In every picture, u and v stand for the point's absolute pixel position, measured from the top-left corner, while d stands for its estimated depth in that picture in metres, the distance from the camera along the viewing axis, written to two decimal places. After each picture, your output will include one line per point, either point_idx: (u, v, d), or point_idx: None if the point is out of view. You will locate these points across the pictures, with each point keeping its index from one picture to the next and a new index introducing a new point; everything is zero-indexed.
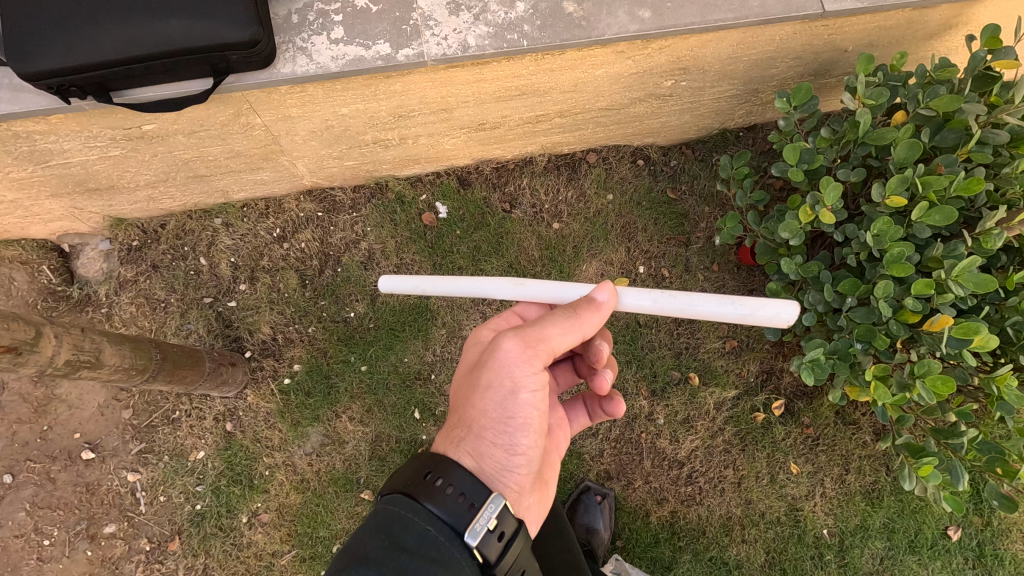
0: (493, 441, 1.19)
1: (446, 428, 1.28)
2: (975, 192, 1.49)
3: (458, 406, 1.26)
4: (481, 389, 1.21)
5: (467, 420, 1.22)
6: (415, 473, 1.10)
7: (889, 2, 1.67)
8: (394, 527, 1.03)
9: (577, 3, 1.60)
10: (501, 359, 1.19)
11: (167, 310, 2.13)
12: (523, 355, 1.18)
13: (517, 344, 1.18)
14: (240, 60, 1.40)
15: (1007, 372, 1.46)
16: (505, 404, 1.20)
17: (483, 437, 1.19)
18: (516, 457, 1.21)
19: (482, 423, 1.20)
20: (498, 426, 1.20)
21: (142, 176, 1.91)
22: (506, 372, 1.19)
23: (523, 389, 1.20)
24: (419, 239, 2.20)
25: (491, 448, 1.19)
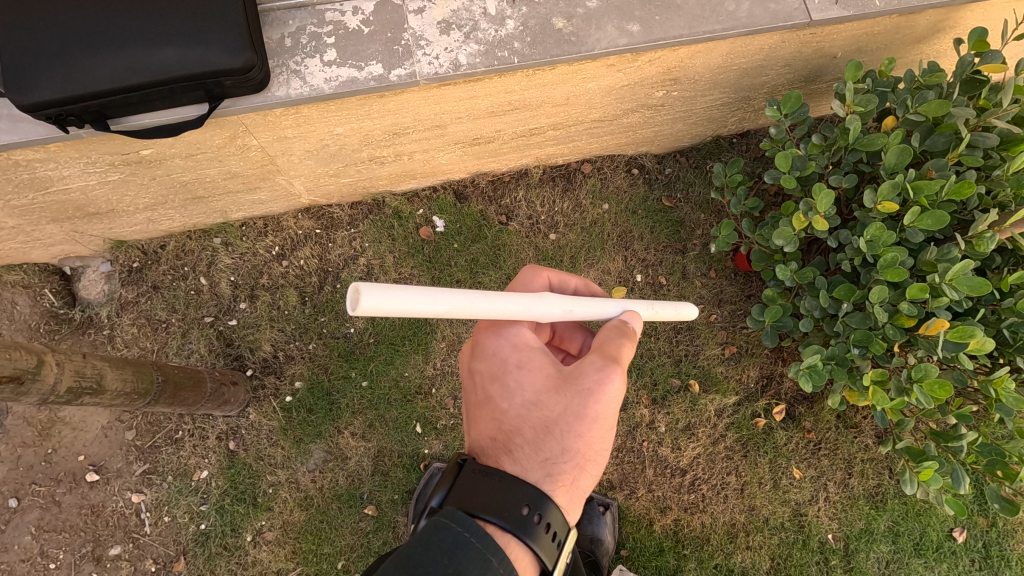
0: (587, 474, 1.14)
1: (528, 455, 1.11)
2: (966, 196, 1.50)
3: (553, 434, 1.11)
4: (586, 423, 1.11)
5: (565, 454, 1.11)
6: (497, 495, 1.03)
7: (876, 10, 1.68)
8: (463, 551, 0.94)
9: (566, 19, 1.61)
10: (612, 396, 1.12)
11: (169, 331, 2.15)
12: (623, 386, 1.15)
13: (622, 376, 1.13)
14: (235, 86, 1.42)
15: (1005, 375, 1.47)
16: (603, 437, 1.14)
17: (581, 471, 1.12)
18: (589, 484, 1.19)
19: (581, 456, 1.12)
20: (596, 459, 1.14)
21: (141, 199, 1.93)
22: (612, 405, 1.13)
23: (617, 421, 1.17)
24: (416, 254, 2.22)
25: (587, 482, 1.14)
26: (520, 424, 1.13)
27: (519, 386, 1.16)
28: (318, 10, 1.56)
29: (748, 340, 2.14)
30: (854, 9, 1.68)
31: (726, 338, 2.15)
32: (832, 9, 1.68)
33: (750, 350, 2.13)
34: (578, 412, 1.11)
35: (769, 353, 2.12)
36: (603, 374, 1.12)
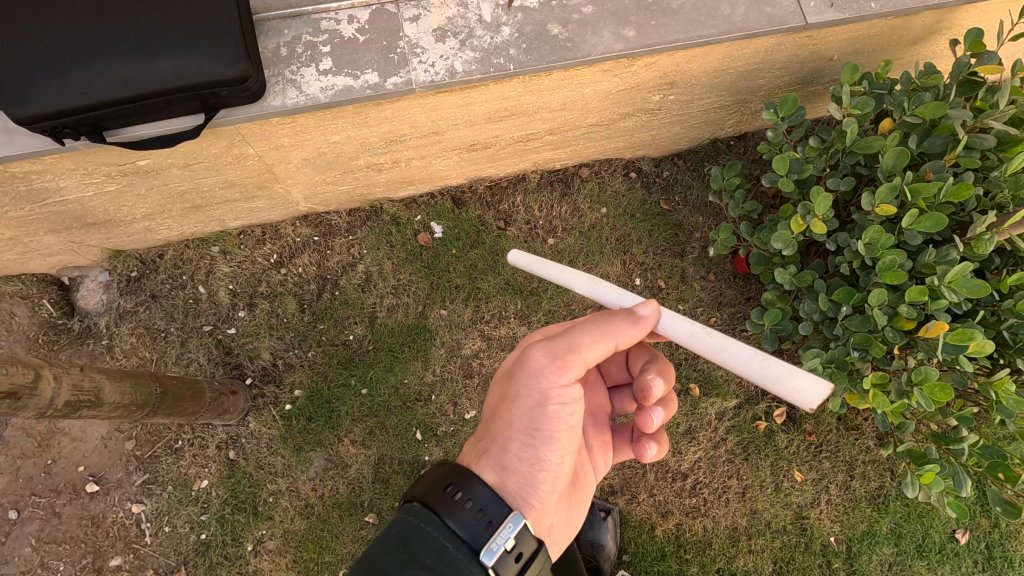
0: (517, 455, 1.20)
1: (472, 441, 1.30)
2: (964, 198, 1.50)
3: (488, 416, 1.28)
4: (509, 401, 1.23)
5: (494, 431, 1.23)
6: (436, 482, 1.08)
7: (871, 12, 1.68)
8: (411, 540, 1.01)
9: (562, 25, 1.61)
10: (529, 369, 1.23)
11: (168, 340, 2.15)
12: (551, 365, 1.21)
13: (546, 355, 1.23)
14: (231, 96, 1.42)
15: (1005, 377, 1.46)
16: (532, 416, 1.21)
17: (508, 450, 1.20)
18: (541, 473, 1.21)
19: (507, 434, 1.21)
20: (524, 437, 1.21)
21: (138, 209, 1.93)
22: (533, 382, 1.21)
23: (551, 401, 1.21)
24: (415, 260, 2.21)
25: (516, 462, 1.19)
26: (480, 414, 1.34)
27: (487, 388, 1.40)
28: (313, 19, 1.56)
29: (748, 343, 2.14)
30: (850, 12, 1.68)
31: None
32: (828, 12, 1.68)
33: None
34: (506, 393, 1.25)
35: None
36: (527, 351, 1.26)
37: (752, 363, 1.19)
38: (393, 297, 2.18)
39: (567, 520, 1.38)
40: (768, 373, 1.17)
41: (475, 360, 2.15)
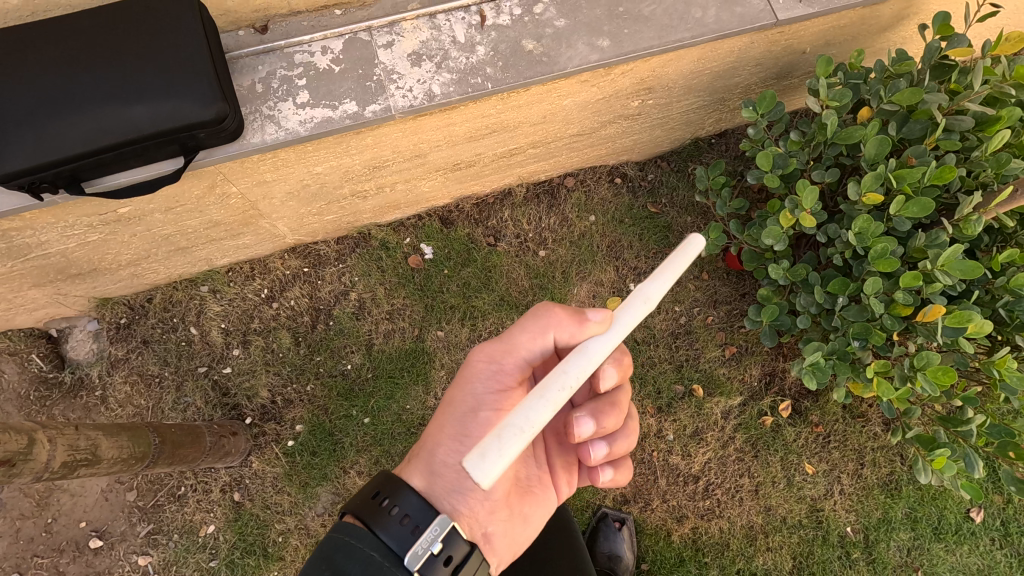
0: (448, 459, 1.17)
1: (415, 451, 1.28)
2: (949, 180, 1.50)
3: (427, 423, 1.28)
4: (446, 406, 1.24)
5: (430, 436, 1.22)
6: (364, 492, 1.06)
7: (839, 4, 1.70)
8: (337, 554, 0.98)
9: (536, 40, 1.62)
10: (467, 375, 1.24)
11: (163, 385, 2.11)
12: (493, 371, 1.23)
13: (483, 360, 1.23)
14: (209, 137, 1.40)
15: (1006, 355, 1.47)
16: (467, 419, 1.20)
17: (441, 454, 1.18)
18: (472, 480, 1.16)
19: (442, 438, 1.20)
20: (456, 440, 1.18)
21: (123, 255, 1.90)
22: (472, 386, 1.22)
23: (486, 403, 1.20)
24: (407, 283, 2.20)
25: (442, 466, 1.16)
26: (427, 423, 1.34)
27: None
28: (287, 53, 1.55)
29: (746, 339, 2.14)
30: (819, 5, 1.69)
31: (725, 339, 2.15)
32: (797, 7, 1.69)
33: (750, 348, 2.13)
34: (448, 401, 1.26)
35: (769, 350, 2.12)
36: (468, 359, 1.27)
37: (516, 423, 0.83)
38: (389, 322, 2.16)
39: (511, 535, 1.25)
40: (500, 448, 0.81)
41: None
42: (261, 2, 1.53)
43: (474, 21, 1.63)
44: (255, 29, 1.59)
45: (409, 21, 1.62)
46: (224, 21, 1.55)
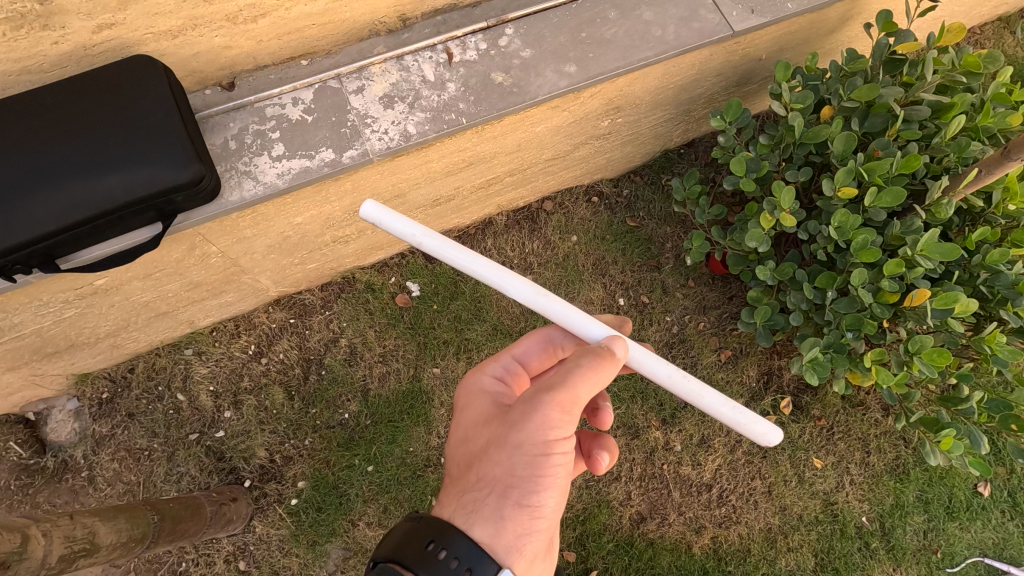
0: (516, 504, 1.06)
1: (452, 489, 1.14)
2: (916, 168, 1.56)
3: (471, 464, 1.13)
4: (505, 449, 1.09)
5: (488, 480, 1.09)
6: (417, 539, 1.03)
7: (790, 11, 1.76)
8: None
9: (504, 72, 1.64)
10: (530, 420, 1.07)
11: (153, 457, 2.03)
12: (553, 415, 1.06)
13: (554, 408, 1.06)
14: (186, 200, 1.37)
15: (994, 330, 1.51)
16: (535, 463, 1.06)
17: (506, 499, 1.07)
18: (540, 522, 1.09)
19: (506, 482, 1.07)
20: (525, 485, 1.06)
21: (101, 328, 1.83)
22: (535, 429, 1.06)
23: (556, 449, 1.07)
24: (397, 323, 2.17)
25: (513, 514, 1.06)
26: (458, 455, 1.18)
27: (458, 424, 1.23)
28: (257, 108, 1.54)
29: (739, 341, 2.17)
30: (771, 14, 1.75)
31: (719, 343, 2.18)
32: (751, 18, 1.75)
33: (744, 350, 2.17)
34: (502, 438, 1.10)
35: (763, 350, 2.16)
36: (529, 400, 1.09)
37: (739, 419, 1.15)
38: (383, 365, 2.13)
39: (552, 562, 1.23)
40: (738, 417, 1.14)
41: None
42: (226, 59, 1.52)
43: (441, 59, 1.65)
44: (223, 87, 1.58)
45: (377, 65, 1.62)
46: (190, 82, 1.54)
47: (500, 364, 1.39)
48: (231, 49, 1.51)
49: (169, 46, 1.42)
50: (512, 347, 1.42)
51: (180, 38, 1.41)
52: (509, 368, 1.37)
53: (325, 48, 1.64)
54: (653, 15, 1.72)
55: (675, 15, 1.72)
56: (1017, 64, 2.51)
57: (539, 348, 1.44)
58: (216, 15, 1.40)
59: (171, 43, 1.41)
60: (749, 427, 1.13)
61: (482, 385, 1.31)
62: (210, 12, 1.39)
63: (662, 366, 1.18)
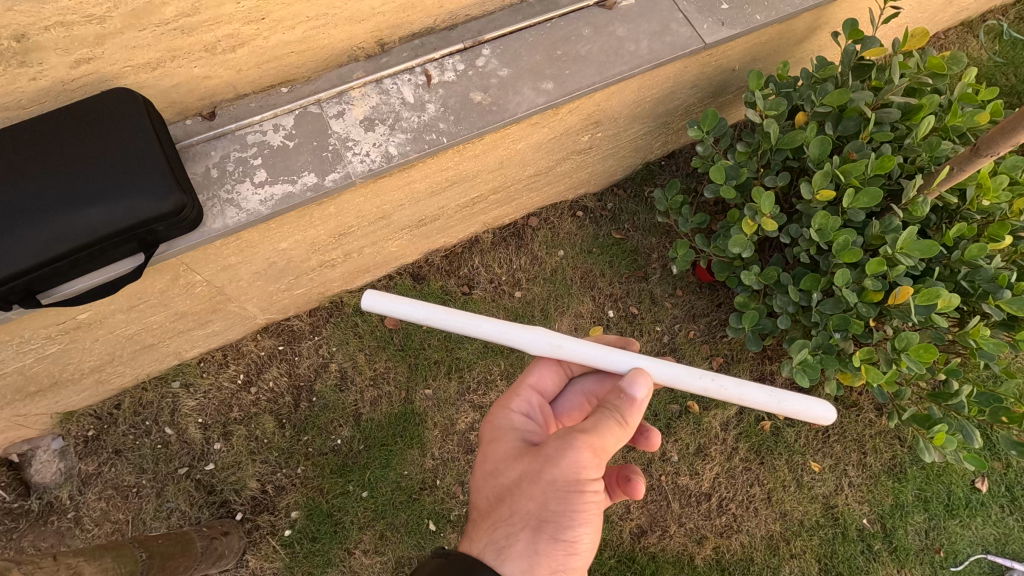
0: (550, 538, 1.13)
1: (485, 523, 1.20)
2: (890, 169, 1.60)
3: (504, 501, 1.19)
4: (540, 488, 1.14)
5: (521, 516, 1.14)
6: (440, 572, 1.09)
7: (759, 22, 1.81)
8: None
9: (483, 92, 1.66)
10: (565, 461, 1.13)
11: (142, 494, 1.98)
12: (586, 457, 1.12)
13: (587, 451, 1.12)
14: (168, 229, 1.36)
15: (977, 324, 1.54)
16: (570, 503, 1.12)
17: (540, 535, 1.13)
18: (573, 556, 1.15)
19: (540, 518, 1.13)
20: (559, 522, 1.12)
21: (86, 363, 1.80)
22: (569, 470, 1.12)
23: (590, 489, 1.12)
24: (387, 345, 2.15)
25: (547, 550, 1.12)
26: (489, 491, 1.24)
27: (488, 460, 1.29)
28: (238, 135, 1.55)
29: (730, 348, 2.18)
30: (741, 26, 1.80)
31: (710, 351, 2.19)
32: (722, 30, 1.79)
33: (735, 356, 2.17)
34: (535, 475, 1.16)
35: (754, 355, 2.17)
36: (563, 441, 1.14)
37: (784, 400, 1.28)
38: (374, 388, 2.11)
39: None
40: (785, 405, 1.28)
41: (472, 432, 2.07)
42: (206, 89, 1.54)
43: (420, 81, 1.67)
44: (204, 117, 1.59)
45: (356, 89, 1.64)
46: (171, 113, 1.54)
47: (522, 400, 1.47)
48: (210, 79, 1.52)
49: (149, 78, 1.43)
50: (529, 380, 1.50)
51: (159, 70, 1.42)
52: (531, 403, 1.46)
53: (305, 75, 1.65)
54: (626, 31, 1.76)
55: (647, 31, 1.76)
56: (981, 66, 2.59)
57: (551, 372, 1.53)
58: (195, 46, 1.42)
59: (150, 75, 1.42)
60: (799, 407, 1.27)
61: (511, 420, 1.38)
62: (189, 43, 1.40)
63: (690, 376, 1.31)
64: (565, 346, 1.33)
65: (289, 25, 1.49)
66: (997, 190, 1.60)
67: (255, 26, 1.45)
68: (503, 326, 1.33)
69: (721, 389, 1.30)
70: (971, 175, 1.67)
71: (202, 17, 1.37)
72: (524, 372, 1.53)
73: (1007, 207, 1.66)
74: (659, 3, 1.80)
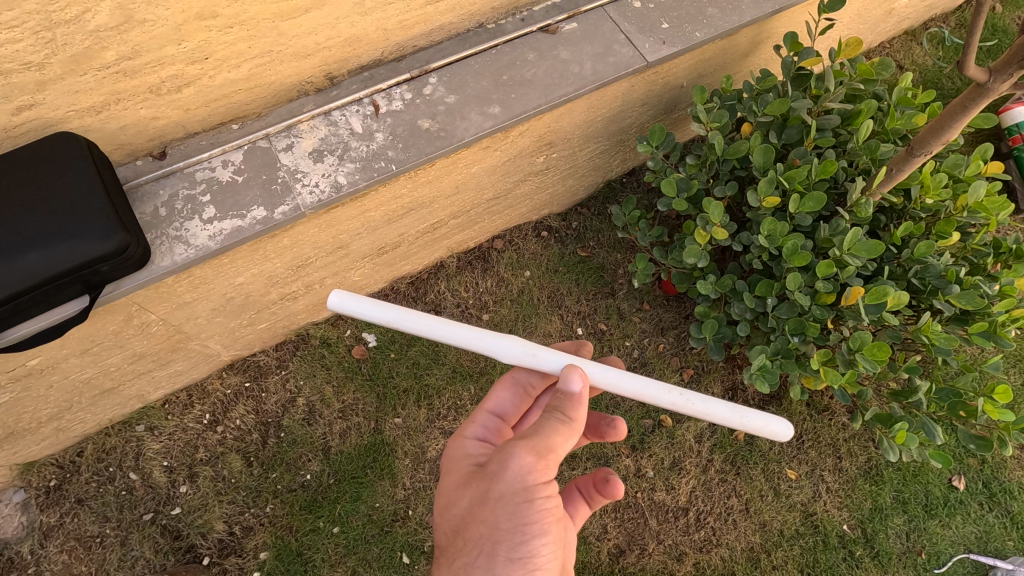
0: (508, 558, 1.10)
1: (449, 554, 1.19)
2: (832, 172, 1.63)
3: (460, 528, 1.18)
4: (490, 504, 1.13)
5: (476, 539, 1.13)
6: None
7: (700, 39, 1.86)
8: None
9: (430, 118, 1.69)
10: (509, 469, 1.12)
11: (106, 543, 1.92)
12: (530, 463, 1.11)
13: (528, 456, 1.11)
14: (113, 270, 1.36)
15: (929, 320, 1.56)
16: (520, 514, 1.10)
17: (497, 555, 1.11)
18: (536, 571, 1.12)
19: (493, 537, 1.12)
20: (511, 537, 1.10)
21: (43, 411, 1.78)
22: (514, 479, 1.11)
23: (538, 495, 1.11)
24: (355, 375, 2.13)
25: (507, 568, 1.09)
26: (449, 520, 1.22)
27: (445, 490, 1.28)
28: (187, 173, 1.56)
29: (700, 359, 2.18)
30: (682, 43, 1.85)
31: (680, 363, 2.18)
32: (664, 48, 1.84)
33: (706, 367, 2.17)
34: (485, 492, 1.15)
35: (724, 365, 2.17)
36: (505, 451, 1.14)
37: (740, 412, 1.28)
38: (342, 420, 2.08)
39: None
40: (742, 415, 1.28)
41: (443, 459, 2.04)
42: (155, 130, 1.55)
43: (368, 111, 1.70)
44: (154, 156, 1.59)
45: (305, 122, 1.66)
46: (120, 155, 1.55)
47: (480, 424, 1.45)
48: (158, 120, 1.53)
49: (94, 121, 1.44)
50: (485, 404, 1.48)
51: (104, 113, 1.44)
52: (489, 425, 1.44)
53: (256, 111, 1.67)
54: (570, 54, 1.81)
55: (590, 53, 1.81)
56: (927, 72, 2.68)
57: (510, 395, 1.51)
58: (139, 88, 1.43)
59: (96, 118, 1.43)
60: (753, 422, 1.27)
61: (465, 447, 1.38)
62: (132, 85, 1.42)
63: (656, 391, 1.29)
64: (538, 355, 1.30)
65: (234, 64, 1.52)
66: (939, 188, 1.64)
67: (200, 65, 1.47)
68: (477, 333, 1.28)
69: (687, 404, 1.28)
70: (914, 174, 1.71)
71: (144, 59, 1.38)
72: (483, 398, 1.51)
73: (951, 204, 1.69)
74: (601, 27, 1.85)
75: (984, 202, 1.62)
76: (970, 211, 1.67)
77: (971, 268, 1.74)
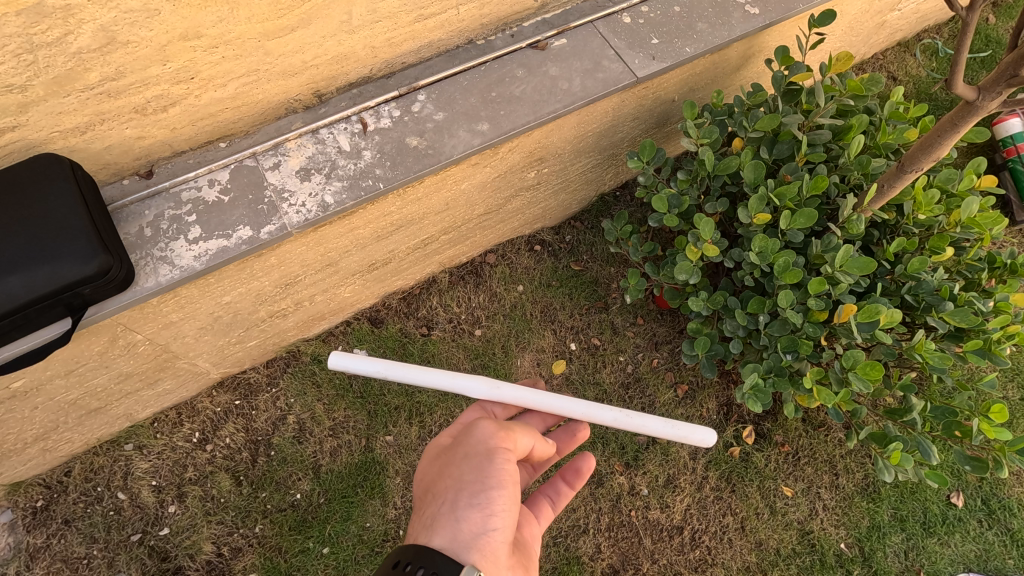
0: (469, 503, 1.08)
1: (417, 517, 1.17)
2: (823, 188, 1.62)
3: (429, 489, 1.19)
4: (457, 460, 1.16)
5: (442, 491, 1.13)
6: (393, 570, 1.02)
7: (689, 54, 1.85)
8: None
9: (418, 136, 1.69)
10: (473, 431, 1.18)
11: (92, 566, 1.88)
12: (493, 427, 1.18)
13: (492, 424, 1.19)
14: (95, 292, 1.35)
15: (923, 338, 1.55)
16: (482, 464, 1.12)
17: (459, 501, 1.09)
18: (494, 517, 1.08)
19: (457, 487, 1.11)
20: (472, 485, 1.10)
21: (28, 431, 1.76)
22: (480, 435, 1.16)
23: (500, 451, 1.15)
24: (346, 392, 2.11)
25: (467, 511, 1.07)
26: (423, 488, 1.23)
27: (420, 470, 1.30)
28: (172, 193, 1.55)
29: (694, 374, 2.16)
30: (671, 59, 1.84)
31: (675, 379, 2.16)
32: (654, 63, 1.83)
33: (700, 383, 2.15)
34: (454, 454, 1.18)
35: (718, 380, 2.15)
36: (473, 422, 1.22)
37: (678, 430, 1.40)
38: (333, 438, 2.05)
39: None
40: (679, 432, 1.39)
41: None
42: (141, 149, 1.54)
43: (356, 128, 1.69)
44: (141, 175, 1.58)
45: (292, 140, 1.66)
46: (105, 174, 1.53)
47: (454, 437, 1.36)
48: (144, 139, 1.52)
49: (79, 142, 1.43)
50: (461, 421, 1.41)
51: (88, 133, 1.43)
52: None
53: (243, 130, 1.66)
54: (559, 70, 1.80)
55: (579, 69, 1.81)
56: (920, 83, 2.67)
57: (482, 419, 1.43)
58: (124, 108, 1.43)
59: (80, 138, 1.43)
60: (691, 435, 1.38)
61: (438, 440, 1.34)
62: (117, 106, 1.41)
63: (605, 412, 1.41)
64: (503, 389, 1.40)
65: (220, 83, 1.51)
66: (931, 204, 1.63)
67: (185, 85, 1.46)
68: (449, 374, 1.41)
69: (627, 420, 1.41)
70: (906, 190, 1.70)
71: (128, 80, 1.38)
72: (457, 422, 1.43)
73: (944, 219, 1.68)
74: (590, 42, 1.85)
75: (977, 217, 1.61)
76: (963, 226, 1.66)
77: (965, 284, 1.73)
